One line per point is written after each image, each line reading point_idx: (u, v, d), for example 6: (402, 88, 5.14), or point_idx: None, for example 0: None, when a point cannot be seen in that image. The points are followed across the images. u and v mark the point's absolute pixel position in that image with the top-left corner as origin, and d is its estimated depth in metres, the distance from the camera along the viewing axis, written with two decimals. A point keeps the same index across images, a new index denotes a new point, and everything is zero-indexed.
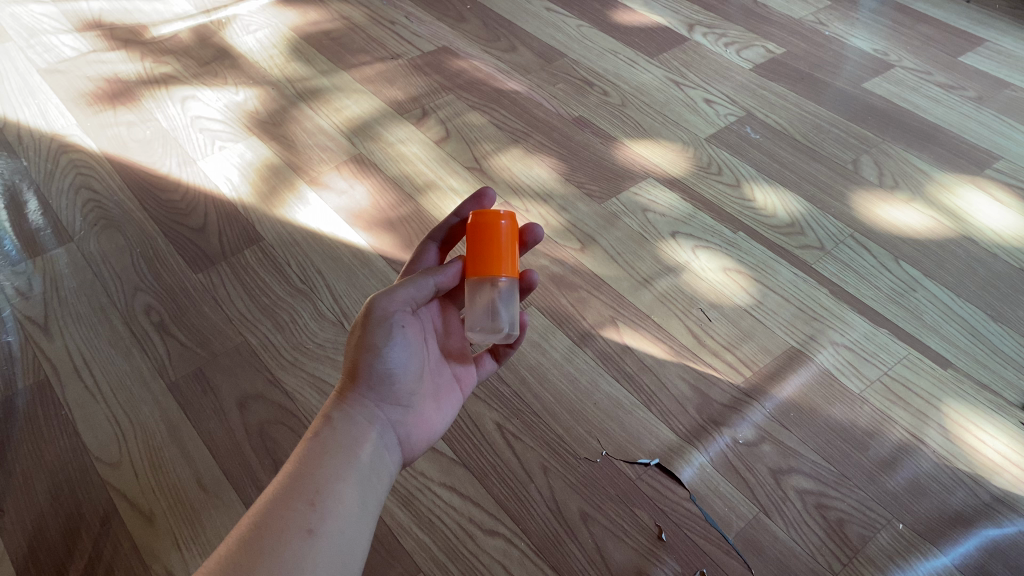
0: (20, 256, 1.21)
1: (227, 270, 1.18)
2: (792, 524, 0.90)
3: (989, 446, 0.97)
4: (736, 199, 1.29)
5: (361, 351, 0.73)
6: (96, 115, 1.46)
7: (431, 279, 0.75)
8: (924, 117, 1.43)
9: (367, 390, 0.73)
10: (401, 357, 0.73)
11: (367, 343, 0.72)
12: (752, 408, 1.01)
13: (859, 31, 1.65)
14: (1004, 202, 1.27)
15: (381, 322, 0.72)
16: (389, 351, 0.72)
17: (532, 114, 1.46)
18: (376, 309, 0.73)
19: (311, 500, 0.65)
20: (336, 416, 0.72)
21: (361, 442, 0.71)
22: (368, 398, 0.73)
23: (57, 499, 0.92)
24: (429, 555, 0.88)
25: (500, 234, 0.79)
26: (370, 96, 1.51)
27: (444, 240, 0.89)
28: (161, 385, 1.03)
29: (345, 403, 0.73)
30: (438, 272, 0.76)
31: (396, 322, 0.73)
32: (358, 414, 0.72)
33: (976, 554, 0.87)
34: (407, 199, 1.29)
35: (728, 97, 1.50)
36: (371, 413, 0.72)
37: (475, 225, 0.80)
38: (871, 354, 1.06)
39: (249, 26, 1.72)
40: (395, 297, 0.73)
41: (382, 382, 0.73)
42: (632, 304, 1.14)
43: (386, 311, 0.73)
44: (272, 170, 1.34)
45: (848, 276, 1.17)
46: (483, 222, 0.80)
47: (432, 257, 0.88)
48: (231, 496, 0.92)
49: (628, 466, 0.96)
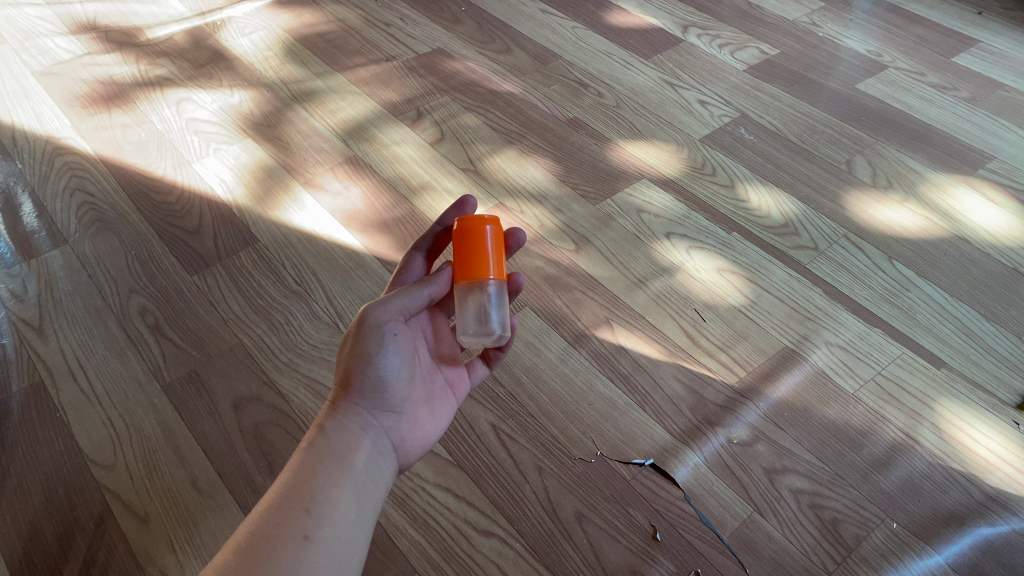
0: (14, 259, 1.21)
1: (222, 272, 1.18)
2: (786, 524, 0.90)
3: (982, 445, 0.97)
4: (730, 200, 1.29)
5: (354, 359, 0.72)
6: (91, 118, 1.46)
7: (424, 289, 0.76)
8: (917, 118, 1.44)
9: (361, 398, 0.73)
10: (393, 365, 0.73)
11: (360, 351, 0.72)
12: (746, 408, 1.01)
13: (853, 32, 1.66)
14: (997, 202, 1.28)
15: (374, 330, 0.72)
16: (382, 359, 0.72)
17: (527, 115, 1.46)
18: (369, 318, 0.73)
19: (307, 506, 0.65)
20: (329, 424, 0.72)
21: (355, 449, 0.71)
22: (362, 406, 0.73)
23: (51, 501, 0.92)
24: (424, 556, 0.88)
25: (485, 238, 0.79)
26: (365, 98, 1.51)
27: (430, 248, 0.89)
28: (156, 387, 1.04)
29: (338, 411, 0.72)
30: (432, 283, 0.77)
31: (388, 330, 0.73)
32: (352, 421, 0.72)
33: (969, 553, 0.88)
34: (402, 201, 1.29)
35: (722, 98, 1.50)
36: (365, 421, 0.72)
37: (460, 230, 0.80)
38: (865, 354, 1.07)
39: (244, 28, 1.72)
40: (388, 306, 0.73)
41: (375, 390, 0.73)
42: (627, 304, 1.14)
43: (379, 320, 0.73)
44: (266, 172, 1.35)
45: (841, 276, 1.17)
46: (468, 227, 0.79)
47: (419, 266, 0.88)
48: (226, 497, 0.92)
49: (623, 467, 0.96)
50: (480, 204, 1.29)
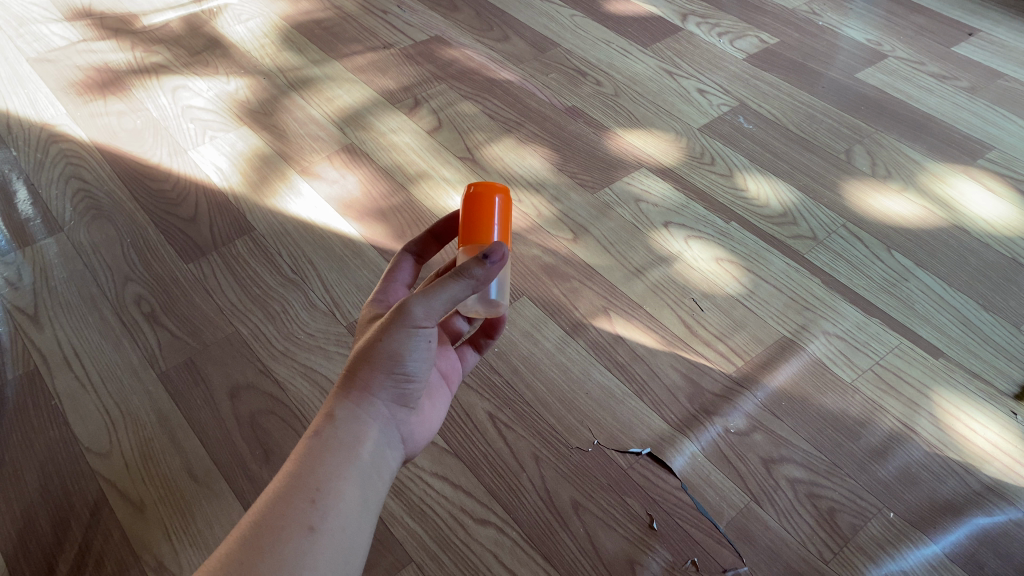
0: (9, 247, 1.20)
1: (218, 260, 1.17)
2: (783, 513, 0.90)
3: (979, 435, 0.97)
4: (728, 189, 1.29)
5: (377, 353, 0.69)
6: (87, 105, 1.45)
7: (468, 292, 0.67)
8: (917, 107, 1.43)
9: (377, 391, 0.70)
10: (416, 364, 0.70)
11: (385, 349, 0.69)
12: (743, 398, 1.01)
13: (853, 21, 1.65)
14: (996, 191, 1.27)
15: (407, 332, 0.68)
16: (410, 359, 0.69)
17: (525, 104, 1.46)
18: (407, 317, 0.67)
19: (312, 498, 0.64)
20: (339, 414, 0.69)
21: (365, 442, 0.69)
22: (375, 398, 0.70)
23: (46, 489, 0.92)
24: (420, 545, 0.88)
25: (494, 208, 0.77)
26: (361, 85, 1.50)
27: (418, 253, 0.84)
28: (152, 375, 1.03)
29: (348, 400, 0.70)
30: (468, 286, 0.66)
31: (420, 333, 0.69)
32: (363, 413, 0.70)
33: (966, 543, 0.88)
34: (399, 189, 1.29)
35: (721, 87, 1.49)
36: (377, 412, 0.71)
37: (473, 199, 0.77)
38: (863, 344, 1.07)
39: (241, 15, 1.71)
40: (430, 306, 0.67)
41: (394, 384, 0.71)
42: (624, 294, 1.14)
43: (415, 323, 0.68)
44: (262, 160, 1.34)
45: (839, 265, 1.17)
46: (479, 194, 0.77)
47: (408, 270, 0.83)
48: (222, 486, 0.92)
49: (619, 456, 0.96)
50: None
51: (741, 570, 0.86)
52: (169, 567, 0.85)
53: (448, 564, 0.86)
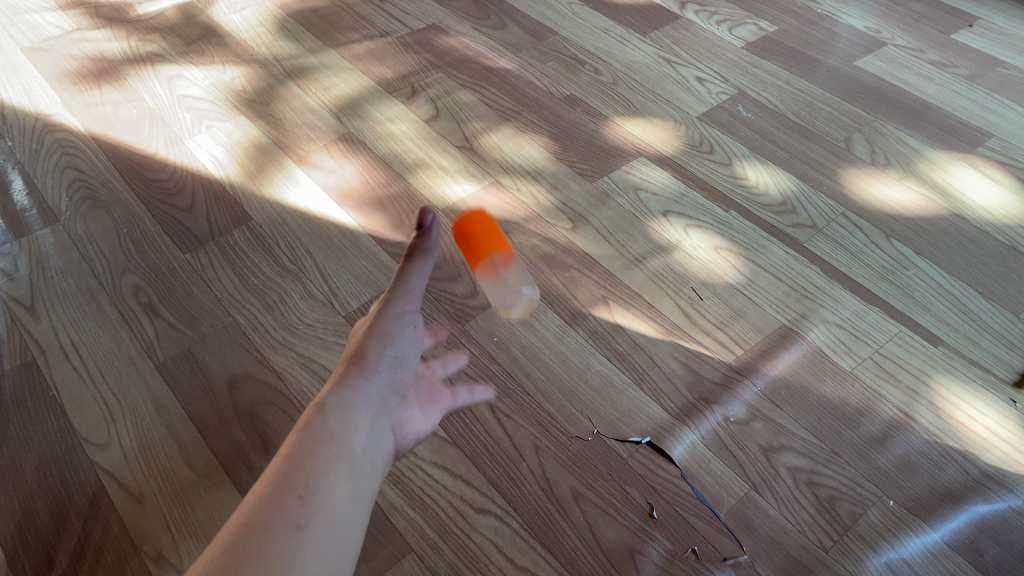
0: (5, 237, 1.19)
1: (216, 250, 1.17)
2: (783, 501, 0.90)
3: (979, 423, 0.97)
4: (727, 177, 1.28)
5: (369, 340, 0.78)
6: (82, 94, 1.44)
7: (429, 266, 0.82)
8: (916, 95, 1.42)
9: (368, 375, 0.76)
10: (402, 351, 0.80)
11: (376, 331, 0.79)
12: (743, 386, 1.01)
13: (852, 8, 1.64)
14: (995, 179, 1.27)
15: (393, 316, 0.80)
16: (395, 344, 0.79)
17: (522, 92, 1.45)
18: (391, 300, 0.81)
19: (300, 495, 0.64)
20: (332, 399, 0.73)
21: (353, 435, 0.71)
22: (367, 385, 0.75)
23: (45, 481, 0.92)
24: (420, 534, 0.88)
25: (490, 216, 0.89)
26: (358, 74, 1.50)
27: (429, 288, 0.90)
28: (150, 366, 1.03)
29: (341, 389, 0.74)
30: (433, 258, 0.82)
31: (405, 317, 0.81)
32: (356, 397, 0.73)
33: (966, 530, 0.88)
34: (397, 178, 1.28)
35: (719, 75, 1.49)
36: (368, 404, 0.74)
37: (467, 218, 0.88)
38: (862, 332, 1.07)
39: (236, 3, 1.70)
40: (408, 288, 0.81)
41: (382, 375, 0.77)
42: (624, 283, 1.13)
43: (399, 300, 0.81)
44: (259, 149, 1.33)
45: (838, 254, 1.16)
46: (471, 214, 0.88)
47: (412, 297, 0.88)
48: (221, 476, 0.92)
49: (619, 445, 0.96)
50: (475, 181, 1.28)
51: (741, 559, 0.86)
52: (169, 557, 0.85)
53: (448, 554, 0.86)
